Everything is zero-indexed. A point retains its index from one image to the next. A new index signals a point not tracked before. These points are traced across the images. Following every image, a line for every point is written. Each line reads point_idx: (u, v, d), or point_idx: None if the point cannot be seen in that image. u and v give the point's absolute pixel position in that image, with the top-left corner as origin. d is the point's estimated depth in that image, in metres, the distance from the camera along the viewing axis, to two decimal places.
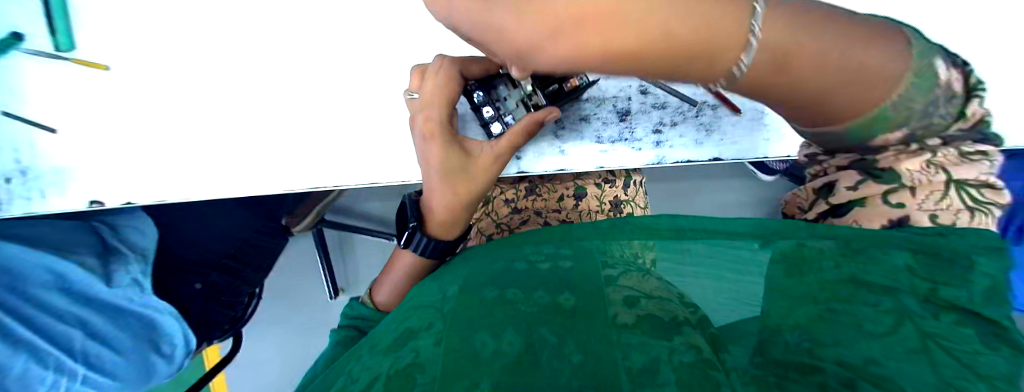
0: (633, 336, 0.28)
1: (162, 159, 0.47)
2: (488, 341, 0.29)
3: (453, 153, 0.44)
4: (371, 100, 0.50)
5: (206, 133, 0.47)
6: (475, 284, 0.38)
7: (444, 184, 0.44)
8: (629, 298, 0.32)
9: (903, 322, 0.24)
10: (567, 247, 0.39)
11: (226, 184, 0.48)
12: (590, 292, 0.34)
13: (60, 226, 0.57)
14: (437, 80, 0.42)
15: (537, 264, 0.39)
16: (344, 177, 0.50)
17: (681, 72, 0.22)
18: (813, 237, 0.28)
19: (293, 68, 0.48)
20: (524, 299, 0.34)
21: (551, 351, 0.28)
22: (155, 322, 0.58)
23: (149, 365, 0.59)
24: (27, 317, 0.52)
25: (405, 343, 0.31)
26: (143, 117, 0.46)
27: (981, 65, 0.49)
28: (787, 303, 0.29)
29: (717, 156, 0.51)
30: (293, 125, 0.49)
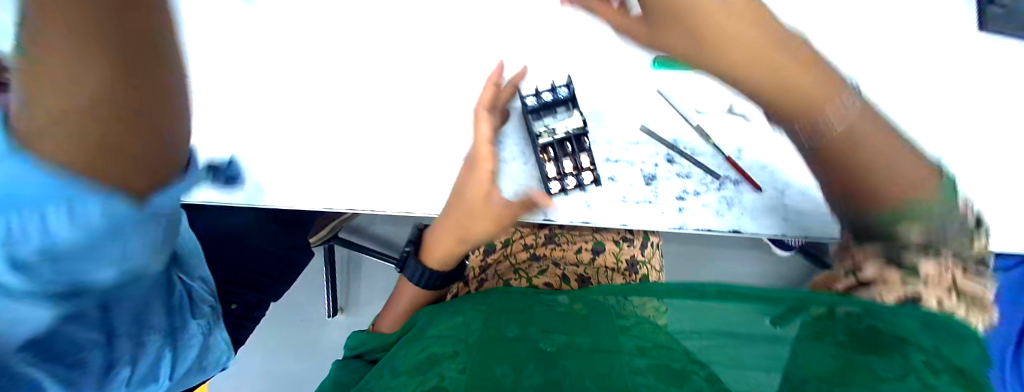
0: (641, 379, 0.31)
1: (206, 159, 0.53)
2: (508, 373, 0.32)
3: (484, 182, 0.49)
4: (400, 127, 0.54)
5: (248, 138, 0.53)
6: (498, 322, 0.41)
7: (475, 210, 0.52)
8: (641, 347, 0.35)
9: (908, 375, 0.25)
10: (581, 297, 0.42)
11: (256, 188, 0.52)
12: (605, 334, 0.37)
13: None
14: (484, 114, 0.49)
15: (554, 306, 0.43)
16: (362, 198, 0.53)
17: (795, 101, 0.40)
18: (836, 302, 0.31)
19: (334, 91, 0.54)
20: (543, 338, 0.38)
21: (569, 383, 0.31)
22: (206, 344, 0.62)
23: (186, 379, 0.62)
24: (105, 372, 0.50)
25: (428, 368, 0.34)
26: (197, 117, 0.53)
27: (975, 170, 0.54)
28: (802, 361, 0.29)
29: (737, 228, 0.53)
30: (325, 143, 0.53)
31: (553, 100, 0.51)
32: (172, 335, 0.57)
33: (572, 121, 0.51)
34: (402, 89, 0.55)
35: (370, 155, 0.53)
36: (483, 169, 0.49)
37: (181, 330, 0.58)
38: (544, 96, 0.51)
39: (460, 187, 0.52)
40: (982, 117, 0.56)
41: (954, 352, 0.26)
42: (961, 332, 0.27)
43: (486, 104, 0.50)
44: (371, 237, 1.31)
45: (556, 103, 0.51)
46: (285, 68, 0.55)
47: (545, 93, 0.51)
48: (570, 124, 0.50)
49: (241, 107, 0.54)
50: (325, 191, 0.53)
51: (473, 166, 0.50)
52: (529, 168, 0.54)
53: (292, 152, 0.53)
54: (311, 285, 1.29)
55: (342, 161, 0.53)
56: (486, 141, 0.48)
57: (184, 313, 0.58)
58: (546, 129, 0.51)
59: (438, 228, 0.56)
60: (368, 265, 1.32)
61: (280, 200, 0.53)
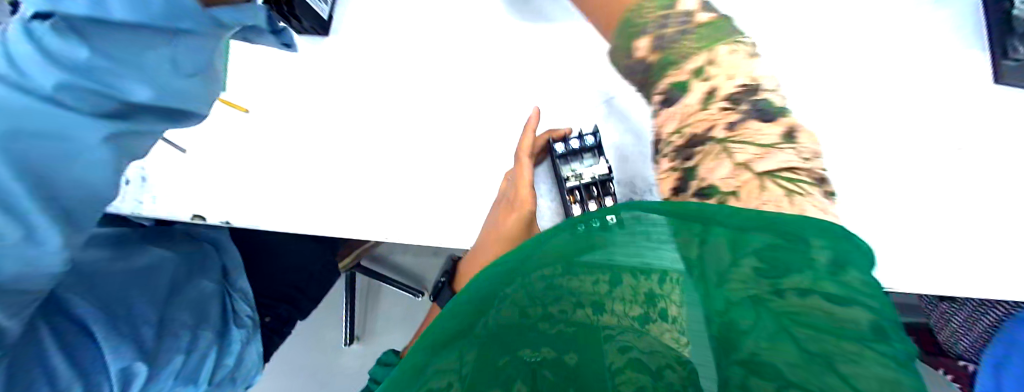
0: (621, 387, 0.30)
1: (259, 187, 0.59)
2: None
3: (523, 223, 0.49)
4: (430, 164, 0.60)
5: (296, 170, 0.60)
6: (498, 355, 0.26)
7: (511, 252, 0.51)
8: (625, 348, 0.29)
9: (783, 331, 0.24)
10: (557, 282, 0.25)
11: (301, 214, 0.58)
12: (590, 338, 0.29)
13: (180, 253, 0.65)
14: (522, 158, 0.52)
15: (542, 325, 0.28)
16: (392, 227, 0.58)
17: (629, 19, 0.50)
18: (727, 236, 0.26)
19: (374, 130, 0.61)
20: (537, 352, 0.28)
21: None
22: (240, 355, 0.69)
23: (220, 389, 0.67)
24: (159, 355, 0.56)
25: None
26: (253, 150, 0.60)
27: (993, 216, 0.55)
28: (741, 320, 0.26)
29: None
30: (364, 176, 0.59)
31: (580, 147, 0.56)
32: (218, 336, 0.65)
33: (598, 167, 0.55)
34: (434, 130, 0.61)
35: (394, 191, 0.59)
36: (525, 211, 0.49)
37: (224, 337, 0.67)
38: (573, 144, 0.56)
39: (495, 228, 0.52)
40: (994, 166, 0.56)
41: (862, 295, 0.23)
42: (835, 240, 0.25)
43: (522, 151, 0.53)
44: (390, 265, 1.34)
45: (583, 150, 0.56)
46: (333, 109, 0.62)
47: (574, 140, 0.56)
48: (596, 170, 0.55)
49: (290, 141, 0.61)
50: (358, 217, 0.58)
51: (514, 207, 0.51)
52: (556, 209, 0.58)
53: (332, 183, 0.59)
54: (330, 311, 1.33)
55: (376, 193, 0.59)
56: (529, 186, 0.51)
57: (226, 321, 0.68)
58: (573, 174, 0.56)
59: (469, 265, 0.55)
60: (386, 294, 1.35)
61: (319, 225, 0.58)
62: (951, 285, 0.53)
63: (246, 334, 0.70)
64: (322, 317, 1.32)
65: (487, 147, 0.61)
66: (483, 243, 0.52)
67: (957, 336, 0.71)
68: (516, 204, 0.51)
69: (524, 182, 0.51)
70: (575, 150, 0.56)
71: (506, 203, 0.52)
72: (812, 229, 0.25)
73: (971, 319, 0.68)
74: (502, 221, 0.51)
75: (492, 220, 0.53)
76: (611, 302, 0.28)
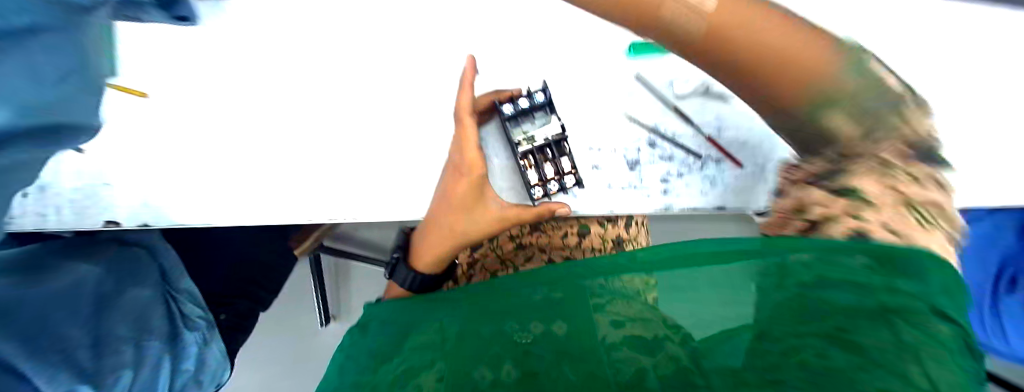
0: (617, 354, 0.32)
1: (181, 181, 0.51)
2: (487, 375, 0.32)
3: (474, 190, 0.44)
4: (377, 132, 0.53)
5: (221, 155, 0.51)
6: (471, 325, 0.37)
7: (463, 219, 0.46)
8: (617, 322, 0.35)
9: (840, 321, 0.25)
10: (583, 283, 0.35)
11: (239, 205, 0.52)
12: (580, 319, 0.35)
13: (105, 265, 0.57)
14: (464, 118, 0.44)
15: (524, 327, 0.35)
16: (346, 208, 0.52)
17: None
18: (789, 251, 0.27)
19: (306, 99, 0.53)
20: (520, 331, 0.35)
21: (547, 374, 0.32)
22: (201, 356, 0.64)
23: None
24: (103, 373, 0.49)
25: (406, 381, 0.33)
26: (164, 138, 0.51)
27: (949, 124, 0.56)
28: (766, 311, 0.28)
29: (721, 205, 0.55)
30: (303, 153, 0.52)
31: (530, 107, 0.50)
32: (180, 339, 0.61)
33: (550, 127, 0.51)
34: (377, 92, 0.53)
35: (341, 168, 0.53)
36: (476, 175, 0.44)
37: (174, 342, 0.60)
38: (521, 105, 0.50)
39: (443, 195, 0.46)
40: (940, 81, 0.56)
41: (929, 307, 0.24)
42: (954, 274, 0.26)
43: (461, 110, 0.44)
44: (357, 242, 1.28)
45: (533, 109, 0.50)
46: (254, 78, 0.53)
47: (522, 100, 0.50)
48: (547, 132, 0.50)
49: (200, 125, 0.52)
50: (305, 201, 0.52)
51: (462, 173, 0.44)
52: (511, 174, 0.53)
53: (262, 169, 0.52)
54: (301, 296, 1.27)
55: (317, 175, 0.52)
56: (475, 147, 0.43)
57: (173, 324, 0.61)
58: (524, 136, 0.51)
59: (422, 235, 0.51)
60: (357, 270, 1.30)
61: (263, 214, 0.52)
62: None
63: (201, 335, 0.64)
64: (292, 304, 1.27)
65: (434, 109, 0.54)
66: (436, 214, 0.47)
67: None
68: (464, 169, 0.44)
69: (468, 142, 0.43)
70: (523, 111, 0.50)
71: (453, 168, 0.45)
72: (904, 261, 0.26)
73: None
74: (451, 189, 0.45)
75: (441, 188, 0.47)
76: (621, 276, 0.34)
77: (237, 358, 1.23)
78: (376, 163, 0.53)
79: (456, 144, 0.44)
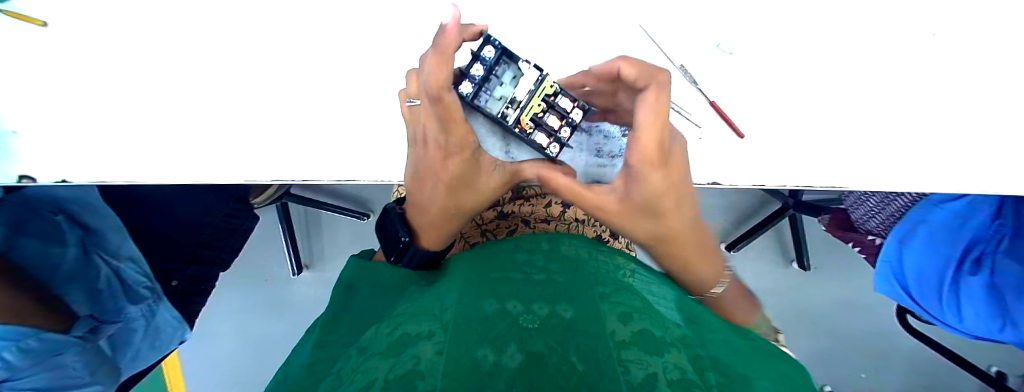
0: (630, 353, 0.27)
1: (114, 133, 0.45)
2: (488, 353, 0.26)
3: (468, 167, 0.41)
4: (339, 83, 0.46)
5: (158, 105, 0.45)
6: (472, 294, 0.33)
7: (453, 193, 0.43)
8: (623, 313, 0.31)
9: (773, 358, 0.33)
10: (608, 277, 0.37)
11: (184, 162, 0.46)
12: (586, 305, 0.32)
13: (32, 232, 0.57)
14: (451, 99, 0.35)
15: (532, 309, 0.31)
16: (309, 170, 0.47)
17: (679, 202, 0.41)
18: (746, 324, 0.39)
19: (253, 39, 0.45)
20: (524, 313, 0.31)
21: (555, 360, 0.26)
22: (153, 328, 0.70)
23: (134, 356, 0.69)
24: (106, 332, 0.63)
25: (403, 349, 0.27)
26: (87, 82, 0.44)
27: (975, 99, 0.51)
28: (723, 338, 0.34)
29: (716, 180, 0.48)
30: (255, 105, 0.46)
31: (487, 70, 0.41)
32: (123, 311, 0.66)
33: (525, 79, 0.41)
34: (336, 35, 0.45)
35: (298, 124, 0.46)
36: (467, 151, 0.40)
37: (116, 313, 0.65)
38: (477, 76, 0.41)
39: (430, 169, 0.42)
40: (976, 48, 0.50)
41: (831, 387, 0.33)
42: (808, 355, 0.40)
43: (439, 89, 0.34)
44: (329, 192, 1.23)
45: (490, 73, 0.41)
46: (185, 12, 0.44)
47: (476, 67, 0.41)
48: (526, 83, 0.41)
49: (125, 66, 0.44)
50: (260, 160, 0.47)
51: (453, 151, 0.40)
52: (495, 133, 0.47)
53: (205, 123, 0.45)
54: (271, 246, 1.23)
55: (269, 131, 0.46)
56: (462, 126, 0.38)
57: (116, 297, 0.66)
58: (506, 101, 0.43)
59: (421, 207, 0.47)
60: (329, 221, 1.25)
61: (212, 173, 0.46)
62: (952, 184, 0.46)
63: (146, 307, 0.68)
64: (261, 254, 1.23)
65: (405, 58, 0.46)
66: (426, 186, 0.44)
67: (869, 215, 0.77)
68: (453, 148, 0.39)
69: (453, 123, 0.37)
70: (484, 77, 0.41)
71: (438, 146, 0.40)
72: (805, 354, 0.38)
73: (885, 200, 0.74)
74: (441, 168, 0.41)
75: (429, 161, 0.42)
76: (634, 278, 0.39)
77: (207, 305, 1.21)
78: (335, 118, 0.46)
79: (439, 124, 0.38)
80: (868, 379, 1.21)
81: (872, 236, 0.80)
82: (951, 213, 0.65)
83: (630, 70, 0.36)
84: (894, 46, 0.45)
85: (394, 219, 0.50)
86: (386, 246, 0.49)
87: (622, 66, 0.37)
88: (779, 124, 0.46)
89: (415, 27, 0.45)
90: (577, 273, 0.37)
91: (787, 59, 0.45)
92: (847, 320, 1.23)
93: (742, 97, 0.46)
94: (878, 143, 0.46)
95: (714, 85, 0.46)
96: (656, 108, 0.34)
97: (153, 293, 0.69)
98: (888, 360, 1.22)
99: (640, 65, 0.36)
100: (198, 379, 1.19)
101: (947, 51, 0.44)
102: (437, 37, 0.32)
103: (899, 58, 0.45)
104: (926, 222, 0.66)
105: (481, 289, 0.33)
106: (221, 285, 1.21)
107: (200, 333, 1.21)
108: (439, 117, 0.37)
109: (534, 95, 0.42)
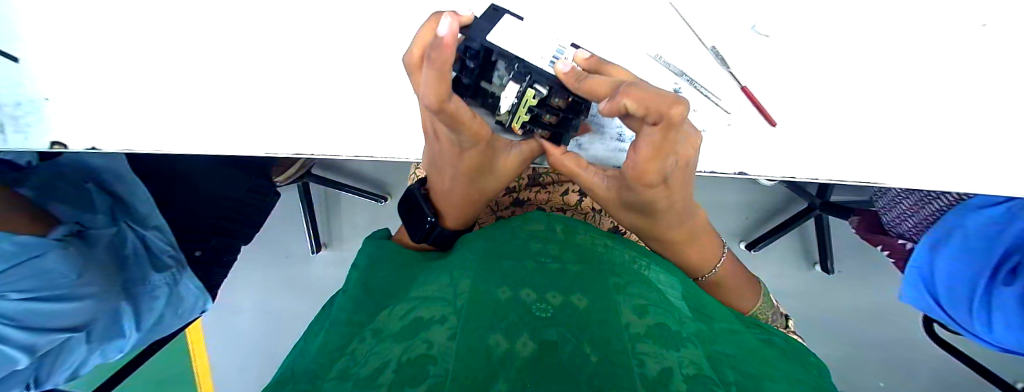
0: (645, 347, 0.26)
1: (140, 103, 0.46)
2: (501, 340, 0.25)
3: (483, 157, 0.41)
4: (359, 60, 0.45)
5: (183, 77, 0.45)
6: (486, 280, 0.32)
7: (470, 180, 0.43)
8: (638, 307, 0.30)
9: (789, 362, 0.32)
10: (626, 272, 0.36)
11: (207, 134, 0.46)
12: (600, 296, 0.31)
13: (72, 193, 0.61)
14: (462, 106, 0.34)
15: (546, 296, 0.30)
16: (328, 146, 0.47)
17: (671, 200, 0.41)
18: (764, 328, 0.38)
19: (275, 13, 0.44)
20: (536, 301, 0.29)
21: (569, 350, 0.25)
22: (176, 297, 0.72)
23: (158, 325, 0.71)
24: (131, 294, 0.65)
25: (416, 332, 0.26)
26: (115, 52, 0.44)
27: None
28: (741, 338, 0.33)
29: (743, 170, 0.46)
30: (276, 80, 0.46)
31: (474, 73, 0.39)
32: (146, 279, 0.68)
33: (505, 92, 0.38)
34: (358, 10, 0.44)
35: (317, 100, 0.46)
36: (480, 143, 0.39)
37: (142, 281, 0.67)
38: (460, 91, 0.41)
39: (444, 159, 0.42)
40: None
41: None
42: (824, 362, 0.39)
43: (439, 101, 0.32)
44: (347, 173, 1.24)
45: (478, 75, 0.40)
46: None
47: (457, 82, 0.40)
48: (508, 95, 0.38)
49: (149, 35, 0.44)
50: (280, 135, 0.47)
51: (466, 146, 0.39)
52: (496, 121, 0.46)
53: (227, 95, 0.46)
54: (290, 223, 1.26)
55: (289, 104, 0.46)
56: (475, 120, 0.37)
57: (143, 265, 0.68)
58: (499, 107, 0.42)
59: (439, 191, 0.47)
60: (347, 202, 1.27)
61: (234, 145, 0.47)
62: (987, 186, 0.44)
63: (170, 276, 0.70)
64: (280, 231, 1.26)
65: None
66: (441, 173, 0.44)
67: (902, 217, 0.74)
68: (466, 143, 0.39)
69: (463, 124, 0.36)
70: (471, 84, 0.40)
71: (452, 143, 0.39)
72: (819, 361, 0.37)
73: (920, 201, 0.70)
74: (458, 159, 0.41)
75: (444, 154, 0.42)
76: (652, 273, 0.38)
77: (229, 277, 1.25)
78: (354, 95, 0.46)
79: (448, 127, 0.36)
80: (886, 388, 1.18)
81: (903, 240, 0.76)
82: (992, 219, 0.62)
83: (637, 108, 0.30)
84: (944, 34, 0.42)
85: (419, 199, 0.49)
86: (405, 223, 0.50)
87: (628, 105, 0.30)
88: (812, 115, 0.44)
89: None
90: (592, 265, 0.35)
91: (826, 45, 0.43)
92: (869, 327, 1.19)
93: (775, 84, 0.44)
94: (921, 143, 0.44)
95: (746, 72, 0.43)
96: (661, 145, 0.32)
97: (177, 263, 0.72)
98: (912, 370, 1.17)
99: (646, 94, 0.30)
100: (220, 347, 1.25)
101: (1001, 42, 0.42)
102: (431, 51, 0.29)
103: (948, 48, 0.42)
104: (961, 227, 0.64)
105: (495, 276, 0.33)
106: (241, 260, 1.25)
107: (221, 304, 1.25)
108: (447, 122, 0.35)
109: (518, 108, 0.39)
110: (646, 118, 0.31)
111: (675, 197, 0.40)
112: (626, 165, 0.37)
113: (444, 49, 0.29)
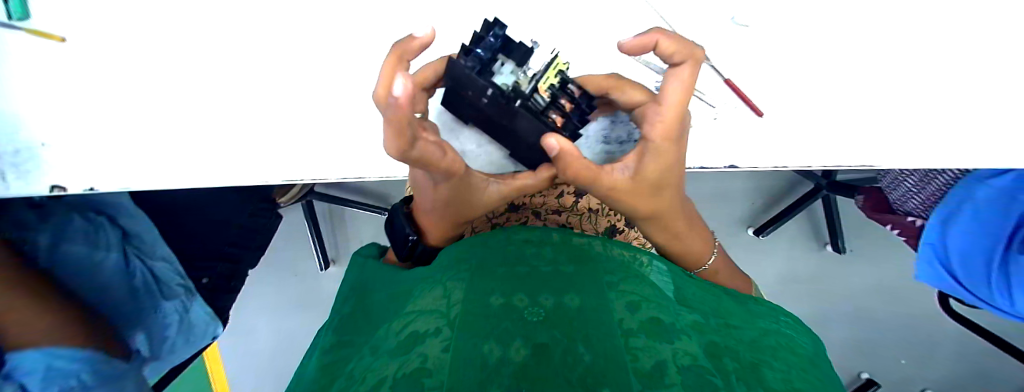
0: (638, 341, 0.26)
1: (134, 142, 0.47)
2: (496, 349, 0.25)
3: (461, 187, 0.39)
4: (342, 83, 0.46)
5: (173, 114, 0.46)
6: (479, 288, 0.32)
7: (451, 204, 0.42)
8: (631, 302, 0.30)
9: (782, 347, 0.32)
10: (620, 272, 0.35)
11: (199, 167, 0.48)
12: (594, 297, 0.31)
13: (78, 238, 0.61)
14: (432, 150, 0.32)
15: (538, 299, 0.30)
16: (317, 169, 0.48)
17: (671, 181, 0.38)
18: (762, 316, 0.38)
19: (259, 44, 0.45)
20: (530, 306, 0.29)
21: (563, 349, 0.24)
22: (189, 325, 0.74)
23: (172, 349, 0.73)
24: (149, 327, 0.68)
25: (412, 345, 0.26)
26: (106, 94, 0.46)
27: None
28: (735, 326, 0.33)
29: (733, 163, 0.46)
30: (264, 109, 0.46)
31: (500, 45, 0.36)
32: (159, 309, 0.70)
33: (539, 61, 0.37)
34: (338, 35, 0.45)
35: (304, 126, 0.47)
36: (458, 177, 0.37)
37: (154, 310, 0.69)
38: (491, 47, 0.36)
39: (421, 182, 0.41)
40: None
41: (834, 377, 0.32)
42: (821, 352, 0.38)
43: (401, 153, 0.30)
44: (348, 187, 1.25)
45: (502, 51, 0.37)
46: (193, 21, 0.45)
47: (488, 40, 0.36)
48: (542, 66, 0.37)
49: (139, 76, 0.45)
50: (270, 163, 0.48)
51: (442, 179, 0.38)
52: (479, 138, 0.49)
53: (214, 132, 0.47)
54: (295, 243, 1.27)
55: (278, 133, 0.47)
56: (450, 154, 0.35)
57: (153, 295, 0.69)
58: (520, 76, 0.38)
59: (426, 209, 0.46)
60: (351, 217, 1.28)
61: (225, 177, 0.48)
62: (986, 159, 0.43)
63: (181, 303, 0.72)
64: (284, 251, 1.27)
65: None
66: (419, 192, 0.43)
67: (908, 195, 0.72)
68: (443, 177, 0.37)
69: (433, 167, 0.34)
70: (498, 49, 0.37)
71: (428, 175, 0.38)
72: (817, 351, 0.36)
73: (925, 177, 0.68)
74: (435, 191, 0.40)
75: (420, 178, 0.40)
76: (647, 269, 0.37)
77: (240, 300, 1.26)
78: (339, 118, 0.47)
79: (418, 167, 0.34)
80: (908, 365, 1.16)
81: (912, 218, 0.74)
82: (1002, 189, 0.60)
83: (671, 45, 0.31)
84: (929, 11, 0.41)
85: (400, 216, 0.51)
86: (394, 242, 0.51)
87: (659, 39, 0.31)
88: (798, 101, 0.43)
89: (412, 19, 0.44)
90: (584, 264, 0.35)
91: (808, 35, 0.42)
92: (884, 305, 1.17)
93: (758, 76, 0.43)
94: (910, 121, 0.43)
95: (727, 64, 0.43)
96: (686, 87, 0.33)
97: (184, 292, 0.73)
98: (929, 346, 1.16)
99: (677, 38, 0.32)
100: (239, 368, 1.28)
101: (987, 13, 0.41)
102: (384, 110, 0.26)
103: (932, 28, 0.41)
104: (970, 200, 0.62)
105: (489, 284, 0.32)
106: (250, 282, 1.26)
107: (234, 328, 1.27)
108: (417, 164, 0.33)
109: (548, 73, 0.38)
110: (671, 58, 0.32)
111: (679, 162, 0.38)
112: (648, 124, 0.35)
113: (393, 107, 0.25)
